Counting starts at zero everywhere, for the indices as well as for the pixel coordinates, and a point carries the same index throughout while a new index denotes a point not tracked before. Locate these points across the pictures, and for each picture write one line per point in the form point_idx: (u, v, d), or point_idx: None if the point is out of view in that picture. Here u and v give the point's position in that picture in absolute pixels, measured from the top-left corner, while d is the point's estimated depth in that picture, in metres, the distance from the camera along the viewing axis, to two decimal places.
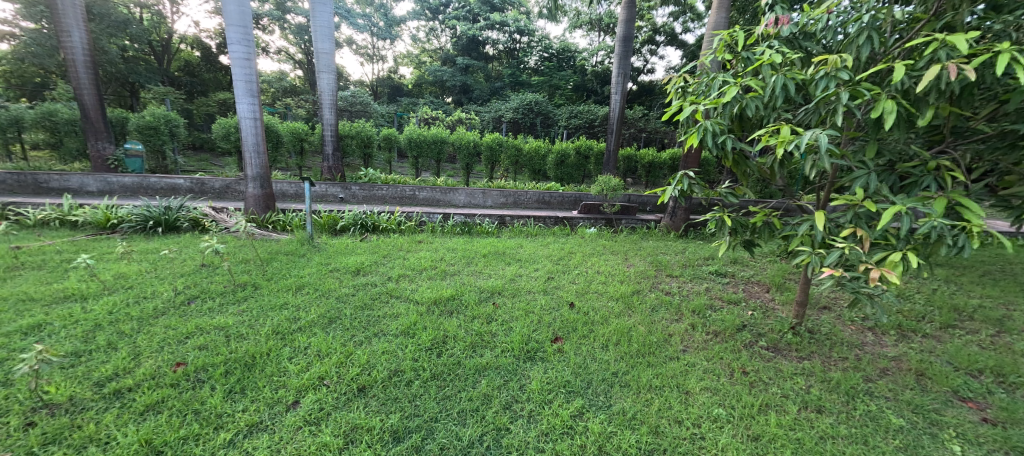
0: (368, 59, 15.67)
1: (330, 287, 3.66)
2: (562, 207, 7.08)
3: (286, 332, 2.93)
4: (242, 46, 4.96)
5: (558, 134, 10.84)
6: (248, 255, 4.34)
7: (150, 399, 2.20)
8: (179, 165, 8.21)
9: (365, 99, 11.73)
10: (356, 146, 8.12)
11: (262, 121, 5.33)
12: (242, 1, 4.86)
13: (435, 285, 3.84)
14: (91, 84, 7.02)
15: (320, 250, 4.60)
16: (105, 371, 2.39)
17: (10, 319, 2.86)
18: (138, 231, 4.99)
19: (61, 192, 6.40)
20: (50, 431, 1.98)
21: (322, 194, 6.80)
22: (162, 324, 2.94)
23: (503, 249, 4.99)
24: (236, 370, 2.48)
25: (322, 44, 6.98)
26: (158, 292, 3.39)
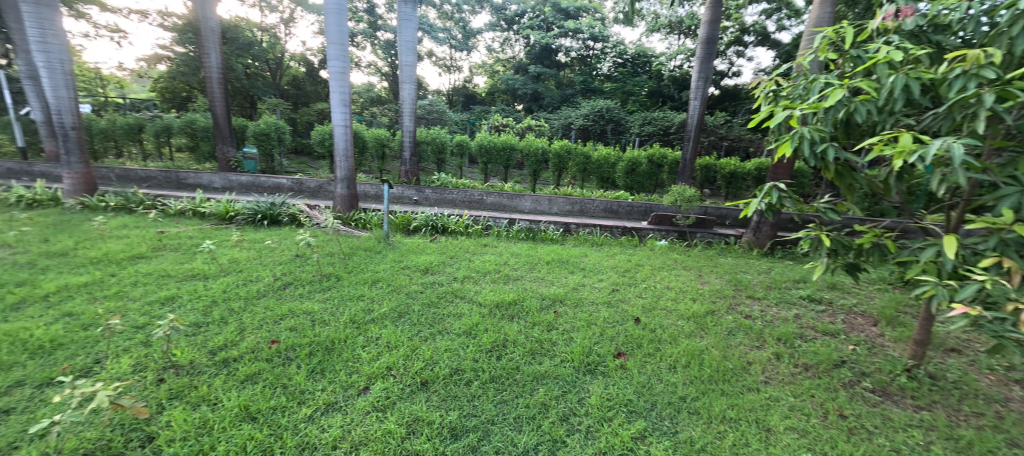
0: (445, 69, 16.45)
1: (400, 284, 3.86)
2: (632, 217, 6.81)
3: (361, 322, 3.14)
4: (340, 61, 5.46)
5: (630, 142, 10.49)
6: (333, 248, 4.73)
7: (249, 370, 2.46)
8: (282, 166, 9.26)
9: (441, 107, 12.32)
10: (431, 151, 8.56)
11: (350, 129, 5.79)
12: (342, 20, 5.35)
13: (498, 289, 3.88)
14: (222, 97, 8.17)
15: (394, 248, 4.88)
16: (217, 342, 2.73)
17: (152, 290, 3.40)
18: (249, 223, 5.68)
19: (192, 186, 7.50)
20: (174, 388, 2.28)
21: (399, 196, 7.22)
22: (262, 304, 3.30)
23: (567, 257, 4.92)
24: (319, 352, 2.70)
25: (406, 57, 7.46)
26: (261, 276, 3.82)
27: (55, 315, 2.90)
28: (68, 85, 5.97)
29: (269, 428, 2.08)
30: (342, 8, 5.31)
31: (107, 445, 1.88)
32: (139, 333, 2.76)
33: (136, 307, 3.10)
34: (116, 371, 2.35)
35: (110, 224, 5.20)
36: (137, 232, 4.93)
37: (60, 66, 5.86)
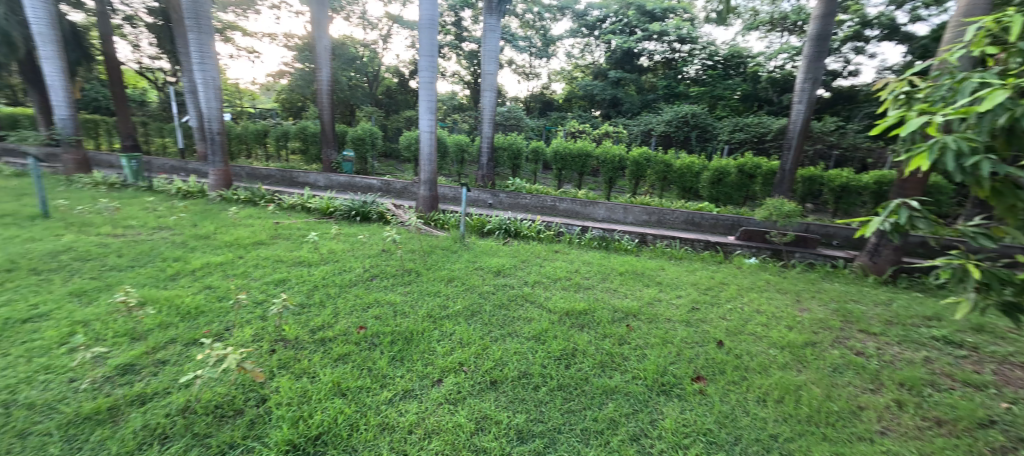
0: (525, 77, 16.74)
1: (473, 283, 4.00)
2: (718, 232, 6.30)
3: (437, 317, 3.31)
4: (429, 71, 5.83)
5: (719, 150, 9.72)
6: (415, 246, 5.06)
7: (341, 350, 2.73)
8: (374, 168, 10.12)
9: (519, 114, 12.55)
10: (507, 157, 8.77)
11: (435, 135, 6.14)
12: (433, 34, 5.72)
13: (567, 296, 3.83)
14: (329, 106, 9.19)
15: (470, 249, 5.07)
16: (316, 322, 3.06)
17: (268, 272, 3.93)
18: (345, 219, 6.30)
19: (300, 183, 8.52)
20: (282, 359, 2.60)
21: (475, 199, 7.48)
22: (353, 292, 3.65)
23: (642, 270, 4.70)
24: (399, 341, 2.91)
25: (488, 66, 7.74)
26: (353, 267, 4.22)
27: (198, 287, 3.49)
28: (216, 98, 7.20)
29: (356, 405, 2.28)
30: (434, 23, 5.68)
31: (231, 400, 2.20)
32: (257, 308, 3.20)
33: (256, 286, 3.61)
34: (241, 339, 2.75)
35: (240, 214, 6.11)
36: (259, 222, 5.73)
37: (211, 82, 7.07)
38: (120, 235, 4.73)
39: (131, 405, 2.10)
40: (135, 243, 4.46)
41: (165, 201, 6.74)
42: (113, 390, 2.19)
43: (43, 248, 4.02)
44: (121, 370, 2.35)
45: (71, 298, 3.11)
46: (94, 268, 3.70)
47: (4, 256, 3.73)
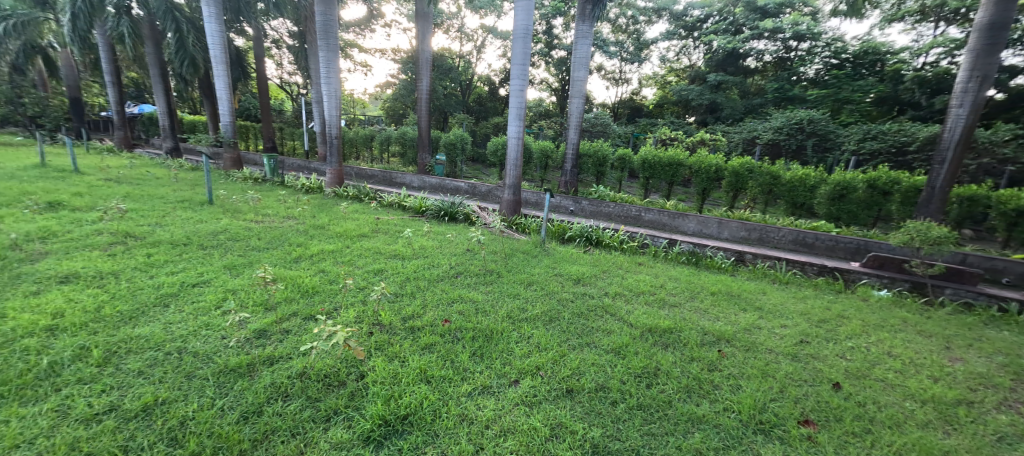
0: (614, 82, 16.32)
1: (553, 289, 3.99)
2: (834, 255, 5.48)
3: (516, 318, 3.37)
4: (520, 79, 5.99)
5: (840, 162, 8.47)
6: (497, 248, 5.21)
7: (428, 340, 2.92)
8: (463, 171, 10.66)
9: (606, 121, 12.26)
10: (592, 164, 8.63)
11: (523, 141, 6.28)
12: (527, 43, 5.87)
13: (650, 312, 3.63)
14: (427, 113, 9.90)
15: (550, 255, 5.07)
16: (407, 311, 3.32)
17: (369, 262, 4.37)
18: (435, 218, 6.72)
19: (398, 184, 9.29)
20: (377, 342, 2.86)
21: (557, 205, 7.47)
22: (440, 286, 3.88)
23: (737, 291, 4.28)
24: (479, 338, 3.02)
25: (578, 73, 7.70)
26: (441, 263, 4.48)
27: (314, 270, 4.00)
28: (335, 107, 8.19)
29: (439, 393, 2.41)
30: (528, 33, 5.82)
31: (337, 372, 2.48)
32: (359, 293, 3.57)
33: (359, 273, 4.02)
34: (347, 318, 3.09)
35: (348, 208, 6.85)
36: (363, 216, 6.37)
37: (333, 93, 8.08)
38: (259, 221, 5.61)
39: (262, 364, 2.48)
40: (270, 228, 5.26)
41: (292, 195, 7.83)
42: (251, 350, 2.60)
43: (206, 229, 4.94)
44: (257, 334, 2.79)
45: (224, 270, 3.77)
46: (240, 247, 4.45)
47: (181, 233, 4.67)
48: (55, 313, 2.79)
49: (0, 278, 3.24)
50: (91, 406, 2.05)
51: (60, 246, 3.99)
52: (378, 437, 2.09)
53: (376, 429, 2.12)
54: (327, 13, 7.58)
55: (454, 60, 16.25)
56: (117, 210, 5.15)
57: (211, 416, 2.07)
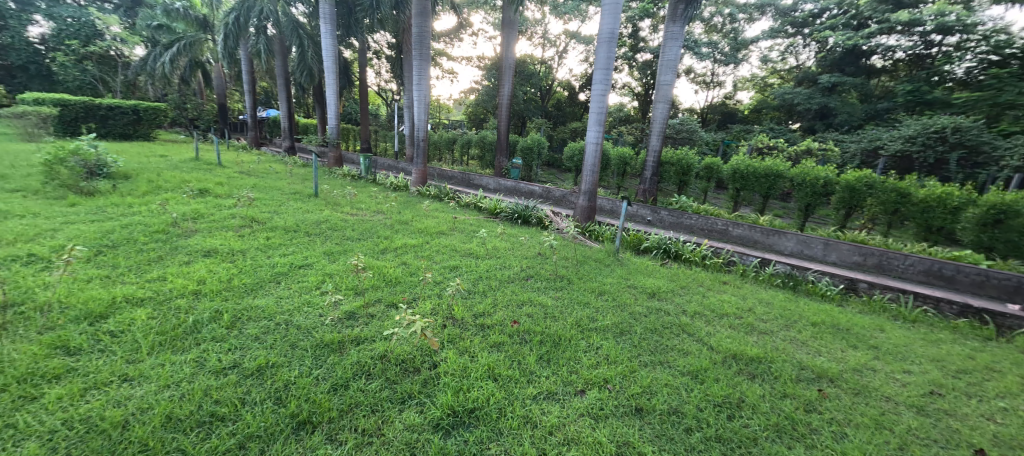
0: (704, 86, 15.28)
1: (625, 302, 3.82)
2: (981, 293, 4.51)
3: (585, 327, 3.29)
4: (602, 84, 5.86)
5: (996, 180, 6.94)
6: (569, 254, 5.14)
7: (497, 339, 2.97)
8: (538, 175, 10.72)
9: (693, 126, 11.51)
10: (675, 173, 8.16)
11: (601, 147, 6.13)
12: (612, 47, 5.73)
13: (734, 337, 3.32)
14: (506, 118, 10.12)
15: (624, 265, 4.87)
16: (478, 309, 3.40)
17: (445, 258, 4.57)
18: (509, 220, 6.83)
19: (475, 185, 9.62)
20: (448, 335, 2.97)
21: (633, 214, 7.17)
22: (511, 287, 3.93)
23: (844, 324, 3.74)
24: (547, 343, 2.99)
25: (665, 77, 7.33)
26: (512, 265, 4.54)
27: (397, 261, 4.30)
28: (423, 111, 8.73)
29: (505, 392, 2.44)
30: (613, 37, 5.69)
31: (413, 359, 2.63)
32: (435, 286, 3.75)
33: (436, 268, 4.23)
34: (424, 309, 3.27)
35: (429, 207, 7.26)
36: (442, 215, 6.70)
37: (422, 98, 8.63)
38: (354, 214, 6.18)
39: (350, 343, 2.72)
40: (362, 221, 5.77)
41: (381, 192, 8.50)
42: (341, 329, 2.86)
43: (311, 218, 5.57)
44: (347, 315, 3.06)
45: (323, 255, 4.21)
46: (337, 236, 4.94)
47: (291, 220, 5.31)
48: (197, 280, 3.34)
49: (163, 248, 3.95)
50: (220, 360, 2.41)
51: (204, 225, 4.76)
52: (446, 426, 2.17)
53: (445, 418, 2.21)
54: (421, 25, 8.14)
55: (536, 66, 16.42)
56: (245, 198, 6.01)
57: (308, 383, 2.31)
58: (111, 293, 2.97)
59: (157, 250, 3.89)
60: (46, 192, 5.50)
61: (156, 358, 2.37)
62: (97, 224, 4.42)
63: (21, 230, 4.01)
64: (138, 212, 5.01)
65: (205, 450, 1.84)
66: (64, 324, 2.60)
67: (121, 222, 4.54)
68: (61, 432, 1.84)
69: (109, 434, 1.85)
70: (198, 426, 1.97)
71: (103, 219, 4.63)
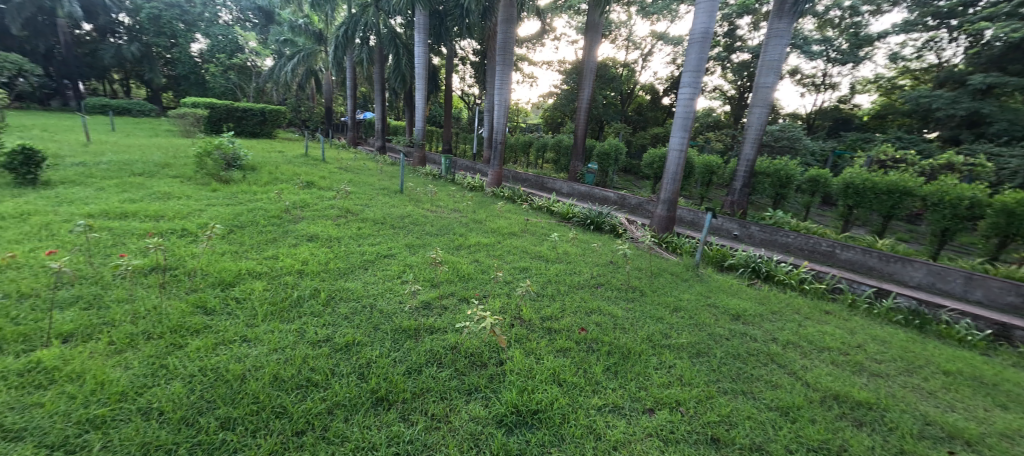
0: (813, 89, 13.72)
1: (704, 321, 3.57)
2: None
3: (657, 343, 3.15)
4: (690, 87, 5.55)
5: None
6: (644, 265, 4.93)
7: (564, 344, 2.96)
8: (614, 182, 10.43)
9: (796, 133, 10.27)
10: (770, 185, 7.42)
11: (685, 154, 5.80)
12: (704, 48, 5.40)
13: (836, 376, 2.93)
14: (584, 122, 9.98)
15: (704, 282, 4.54)
16: (546, 312, 3.42)
17: (516, 259, 4.65)
18: (580, 225, 6.73)
19: (549, 189, 9.63)
20: (516, 335, 3.02)
21: (718, 227, 6.66)
22: (580, 294, 3.89)
23: (987, 378, 3.10)
24: (615, 355, 2.91)
25: (765, 79, 6.71)
26: (582, 271, 4.48)
27: (471, 258, 4.48)
28: (502, 115, 8.97)
29: (569, 398, 2.43)
30: (707, 38, 5.36)
31: (481, 353, 2.72)
32: (506, 286, 3.83)
33: (507, 268, 4.32)
34: (494, 307, 3.37)
35: (503, 208, 7.43)
36: (515, 216, 6.83)
37: (503, 102, 8.87)
38: (434, 211, 6.55)
39: (425, 332, 2.89)
40: (440, 218, 6.08)
41: (460, 192, 8.89)
42: (418, 318, 3.05)
43: (395, 212, 6.00)
44: (424, 305, 3.27)
45: (405, 248, 4.52)
46: (418, 230, 5.27)
47: (379, 213, 5.77)
48: (302, 262, 3.78)
49: (278, 231, 4.55)
50: (317, 333, 2.71)
51: (308, 214, 5.37)
52: (509, 423, 2.21)
53: (508, 415, 2.25)
54: (507, 31, 8.36)
55: (618, 69, 15.98)
56: (343, 192, 6.67)
57: (387, 364, 2.50)
58: (238, 266, 3.48)
59: (274, 232, 4.49)
60: (195, 179, 6.62)
61: (268, 325, 2.74)
62: (230, 207, 5.21)
63: (178, 209, 4.88)
64: (260, 199, 5.80)
65: (302, 410, 2.08)
66: (204, 288, 3.11)
67: (247, 207, 5.30)
68: (198, 377, 2.20)
69: (230, 384, 2.17)
70: (297, 388, 2.23)
71: (235, 203, 5.44)
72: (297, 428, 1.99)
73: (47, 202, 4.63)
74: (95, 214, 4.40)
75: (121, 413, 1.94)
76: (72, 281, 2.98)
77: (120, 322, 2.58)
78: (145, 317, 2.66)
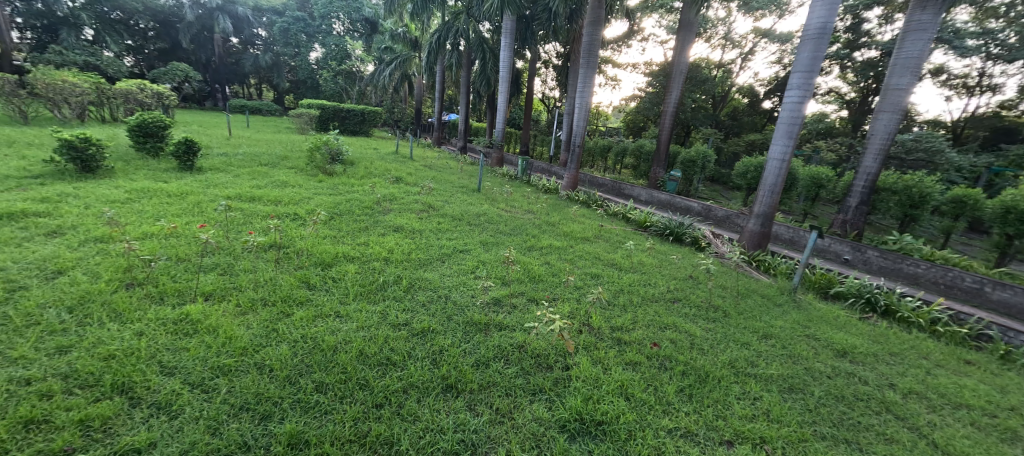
0: (963, 90, 11.54)
1: (800, 353, 3.19)
2: None
3: (741, 370, 2.87)
4: (800, 89, 4.99)
5: None
6: (728, 283, 4.52)
7: (633, 357, 2.83)
8: (700, 191, 9.73)
9: (938, 143, 8.54)
10: (897, 203, 6.36)
11: (789, 163, 5.21)
12: (819, 45, 4.82)
13: (976, 441, 2.43)
14: (670, 126, 9.44)
15: (802, 310, 4.04)
16: (617, 322, 3.29)
17: (588, 265, 4.56)
18: (658, 235, 6.39)
19: (626, 195, 9.29)
20: (583, 342, 2.95)
21: (825, 249, 5.88)
22: (654, 307, 3.69)
23: None
24: (692, 376, 2.71)
25: (898, 80, 5.80)
26: (658, 283, 4.25)
27: (542, 260, 4.48)
28: (582, 118, 8.85)
29: (637, 415, 2.31)
30: (824, 33, 4.78)
31: (548, 356, 2.71)
32: (576, 291, 3.77)
33: (578, 273, 4.25)
34: (564, 311, 3.33)
35: (577, 212, 7.33)
36: (589, 221, 6.70)
37: (584, 105, 8.75)
38: (509, 211, 6.67)
39: (494, 327, 2.95)
40: (514, 218, 6.18)
41: (535, 193, 8.95)
42: (488, 313, 3.12)
43: (473, 210, 6.22)
44: (496, 301, 3.34)
45: (480, 245, 4.66)
46: (493, 229, 5.42)
47: (457, 210, 6.03)
48: (387, 250, 4.08)
49: (369, 221, 4.97)
50: (397, 317, 2.90)
51: (396, 206, 5.79)
52: (572, 430, 2.17)
53: (572, 421, 2.21)
54: (593, 33, 8.21)
55: (712, 71, 14.86)
56: (426, 188, 7.09)
57: (458, 354, 2.60)
58: (335, 250, 3.86)
59: (366, 221, 4.92)
60: (306, 171, 7.49)
61: (357, 304, 3.00)
62: (334, 196, 5.81)
63: (291, 196, 5.56)
64: (357, 190, 6.38)
65: (380, 385, 2.24)
66: (308, 266, 3.50)
67: (345, 198, 5.87)
68: (300, 343, 2.48)
69: (325, 353, 2.42)
70: (378, 365, 2.41)
71: (336, 193, 6.05)
72: (377, 401, 2.15)
73: (197, 184, 5.54)
74: (232, 196, 5.19)
75: (242, 365, 2.25)
76: (212, 250, 3.53)
77: (244, 287, 3.01)
78: (262, 285, 3.07)
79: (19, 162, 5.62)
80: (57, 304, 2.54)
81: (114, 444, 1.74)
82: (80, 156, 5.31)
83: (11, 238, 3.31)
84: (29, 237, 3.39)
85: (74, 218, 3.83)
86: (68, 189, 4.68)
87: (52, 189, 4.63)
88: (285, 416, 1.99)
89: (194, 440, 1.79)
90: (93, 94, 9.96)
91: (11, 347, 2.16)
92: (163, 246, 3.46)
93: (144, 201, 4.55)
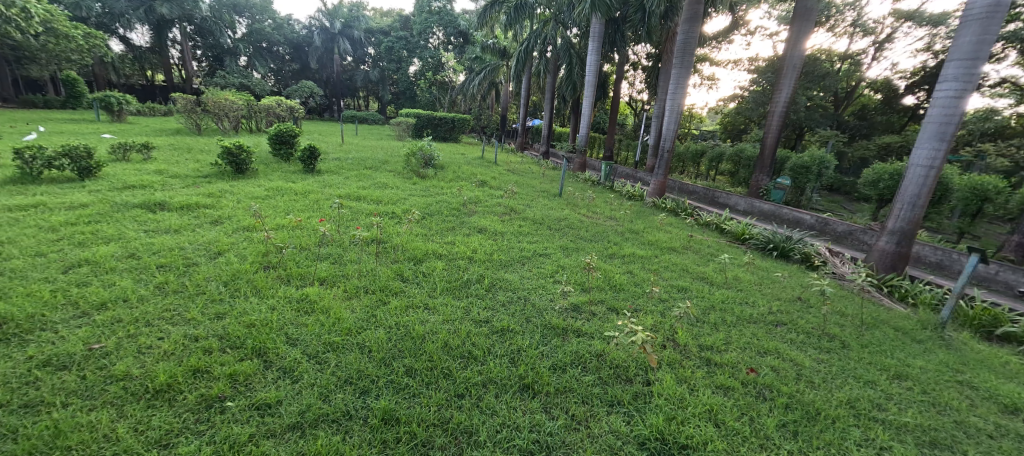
0: None
1: (946, 402, 2.65)
2: None
3: (863, 413, 2.49)
4: (957, 82, 4.18)
5: None
6: (849, 309, 3.92)
7: (724, 381, 2.60)
8: (813, 201, 8.57)
9: None
10: None
11: (939, 171, 4.35)
12: (988, 27, 3.99)
13: None
14: (777, 128, 8.47)
15: (953, 350, 3.34)
16: (708, 342, 3.04)
17: (675, 277, 4.29)
18: (759, 249, 5.77)
19: (721, 204, 8.56)
20: (667, 358, 2.79)
21: (988, 277, 4.80)
22: (753, 329, 3.34)
23: None
24: (799, 412, 2.42)
25: None
26: (757, 303, 3.85)
27: (624, 269, 4.34)
28: (673, 120, 8.39)
29: (727, 445, 2.13)
30: (997, 12, 3.94)
31: (627, 367, 2.62)
32: (660, 303, 3.58)
33: (663, 285, 4.03)
34: (646, 323, 3.17)
35: (665, 220, 6.97)
36: (677, 230, 6.32)
37: (675, 107, 8.26)
38: (590, 216, 6.57)
39: (573, 333, 2.93)
40: (597, 224, 6.07)
41: (618, 199, 8.69)
42: (564, 319, 3.10)
43: (554, 215, 6.24)
44: (575, 307, 3.32)
45: (560, 249, 4.68)
46: (573, 234, 5.38)
47: (538, 214, 6.11)
48: (471, 250, 4.29)
49: (457, 222, 5.25)
50: (480, 314, 3.03)
51: (480, 209, 6.05)
52: (653, 448, 2.08)
53: (652, 440, 2.12)
54: (689, 30, 7.75)
55: (835, 64, 12.98)
56: (510, 191, 7.30)
57: (536, 355, 2.63)
58: (426, 247, 4.15)
59: (454, 222, 5.22)
60: (403, 173, 8.19)
61: (443, 298, 3.21)
62: (426, 198, 6.28)
63: (390, 196, 6.11)
64: (446, 192, 6.82)
65: (462, 377, 2.36)
66: (402, 260, 3.82)
67: (436, 198, 6.32)
68: (394, 329, 2.73)
69: (415, 341, 2.62)
70: (461, 357, 2.55)
71: (428, 195, 6.52)
72: (458, 391, 2.27)
73: (317, 185, 6.36)
74: (343, 195, 5.87)
75: (348, 344, 2.54)
76: (326, 242, 4.04)
77: (350, 276, 3.38)
78: (364, 275, 3.43)
79: (194, 165, 6.98)
80: (218, 278, 3.12)
81: (253, 397, 2.08)
82: (235, 160, 6.38)
83: (188, 225, 4.13)
84: (200, 224, 4.19)
85: (230, 211, 4.65)
86: (226, 187, 5.70)
87: (215, 186, 5.68)
88: (380, 394, 2.19)
89: (309, 403, 2.07)
90: (244, 109, 12.01)
91: (187, 309, 2.72)
92: (291, 237, 4.04)
93: (278, 198, 5.35)
